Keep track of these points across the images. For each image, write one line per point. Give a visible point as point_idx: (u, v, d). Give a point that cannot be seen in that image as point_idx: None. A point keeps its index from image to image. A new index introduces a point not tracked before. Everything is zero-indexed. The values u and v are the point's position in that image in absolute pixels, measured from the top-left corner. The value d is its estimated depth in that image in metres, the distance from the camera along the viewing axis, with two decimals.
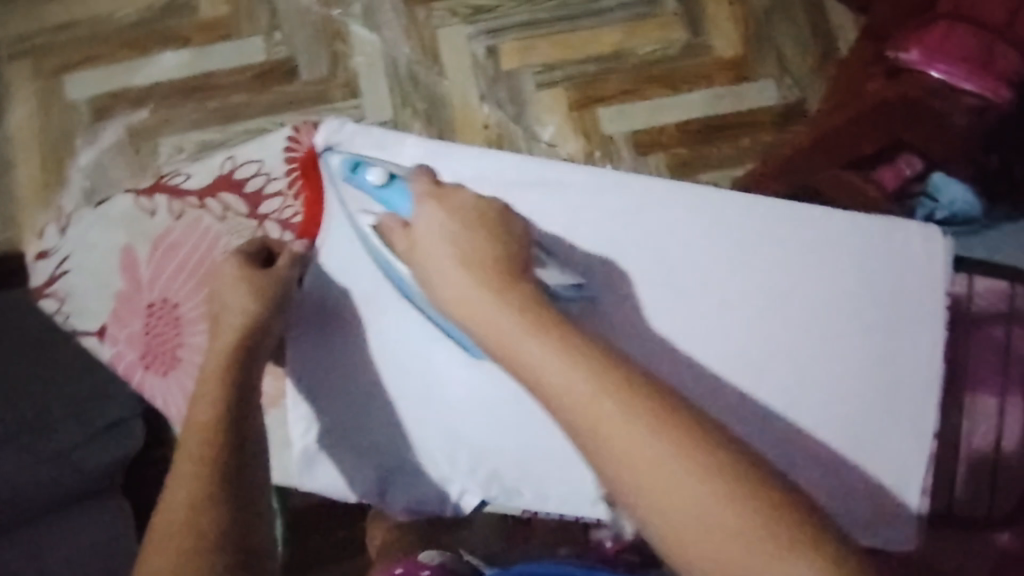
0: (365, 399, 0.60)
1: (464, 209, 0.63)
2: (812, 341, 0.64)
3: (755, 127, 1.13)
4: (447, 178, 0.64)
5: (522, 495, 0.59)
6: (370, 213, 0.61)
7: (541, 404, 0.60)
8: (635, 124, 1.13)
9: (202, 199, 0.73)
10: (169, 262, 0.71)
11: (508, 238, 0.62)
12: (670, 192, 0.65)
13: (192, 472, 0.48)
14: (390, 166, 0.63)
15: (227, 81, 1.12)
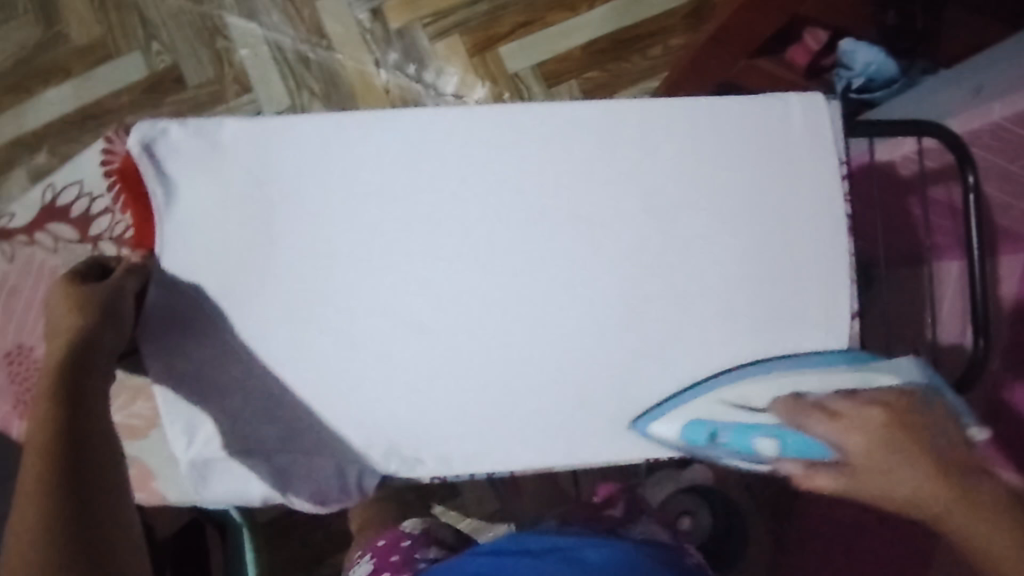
0: (252, 406, 0.56)
1: (309, 186, 0.56)
2: (705, 248, 0.61)
3: (666, 32, 1.09)
4: (286, 154, 0.55)
5: (424, 461, 0.58)
6: (208, 207, 0.55)
7: (433, 368, 0.58)
8: (539, 54, 1.08)
9: (29, 237, 0.62)
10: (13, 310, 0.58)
11: (370, 206, 0.57)
12: (557, 121, 0.59)
13: (31, 478, 0.45)
14: (219, 151, 0.54)
15: (120, 103, 1.04)
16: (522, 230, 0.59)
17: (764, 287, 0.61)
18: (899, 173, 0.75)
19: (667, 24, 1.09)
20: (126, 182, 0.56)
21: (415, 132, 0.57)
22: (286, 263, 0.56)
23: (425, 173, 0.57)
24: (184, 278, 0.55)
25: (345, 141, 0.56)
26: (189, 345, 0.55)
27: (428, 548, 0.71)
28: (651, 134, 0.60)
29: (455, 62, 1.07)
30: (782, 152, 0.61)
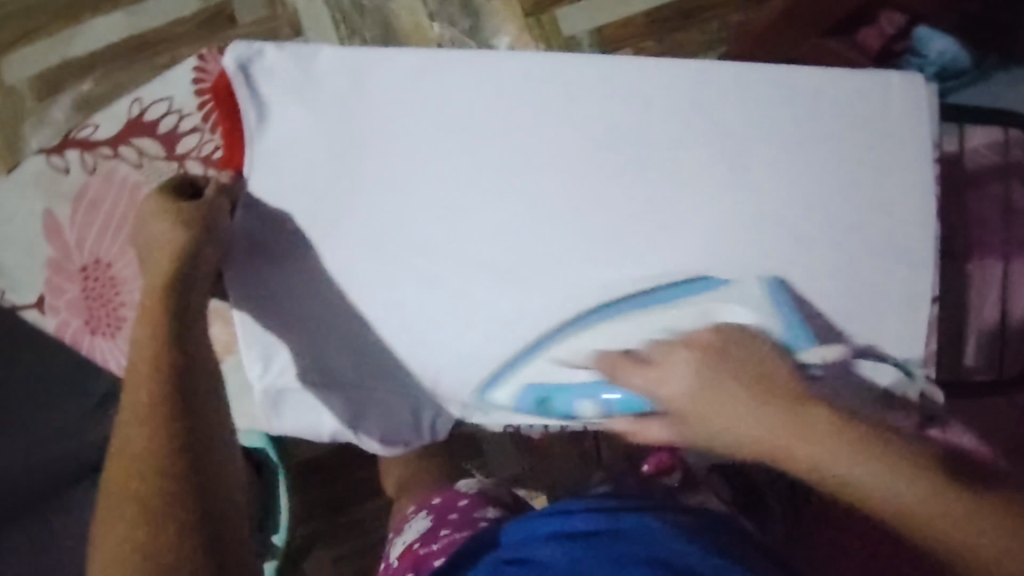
0: (323, 339, 0.59)
1: (398, 124, 0.54)
2: (790, 223, 0.60)
3: (730, 5, 1.06)
4: (378, 88, 0.53)
5: (492, 404, 0.62)
6: (299, 137, 0.54)
7: (507, 317, 0.59)
8: (598, 19, 1.07)
9: (113, 148, 0.59)
10: (93, 223, 0.58)
11: (456, 151, 0.55)
12: (655, 77, 0.56)
13: (147, 457, 0.50)
14: (310, 77, 0.53)
15: (173, 34, 1.02)
16: (608, 189, 0.57)
17: (841, 266, 0.61)
18: (972, 168, 0.72)
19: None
20: (218, 102, 0.54)
21: (506, 77, 0.54)
22: (371, 201, 0.55)
23: (516, 122, 0.55)
24: (269, 203, 0.55)
25: (436, 81, 0.54)
26: (271, 270, 0.57)
27: (487, 507, 0.72)
28: (751, 101, 0.58)
29: (512, 21, 1.05)
30: (881, 131, 0.59)
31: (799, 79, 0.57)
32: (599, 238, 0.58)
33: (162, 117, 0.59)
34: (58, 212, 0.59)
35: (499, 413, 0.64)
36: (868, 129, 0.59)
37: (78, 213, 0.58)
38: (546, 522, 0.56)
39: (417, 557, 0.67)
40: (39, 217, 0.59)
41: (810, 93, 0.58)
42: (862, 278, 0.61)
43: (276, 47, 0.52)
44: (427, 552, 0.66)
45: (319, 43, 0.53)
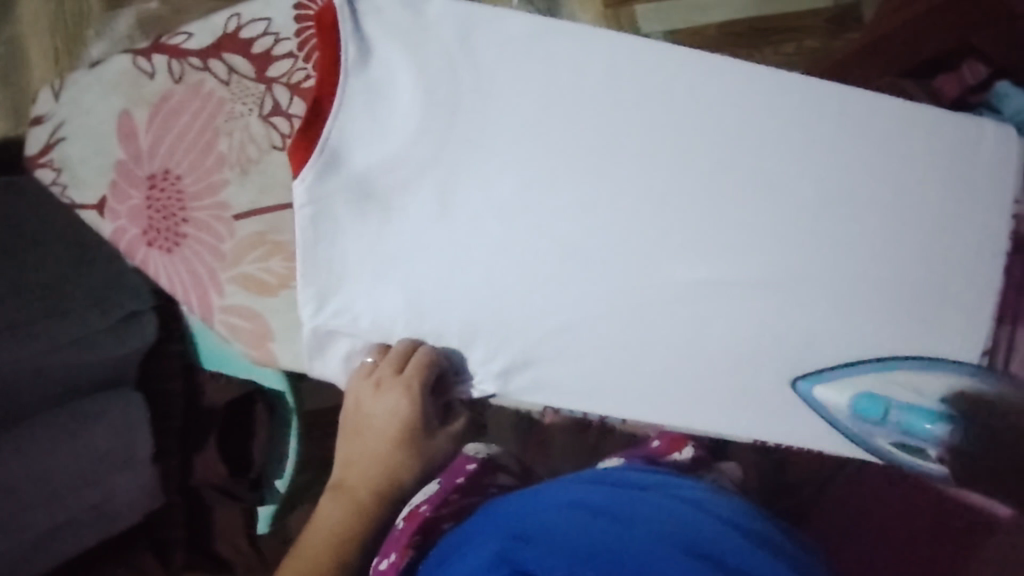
0: (375, 289, 0.55)
1: (494, 85, 0.53)
2: (870, 253, 0.58)
3: (806, 31, 1.05)
4: (482, 43, 0.53)
5: (539, 388, 0.60)
6: (391, 82, 0.53)
7: (567, 302, 0.56)
8: (673, 23, 1.06)
9: (203, 61, 0.55)
10: (170, 135, 0.55)
11: (548, 122, 0.54)
12: (757, 82, 0.55)
13: (344, 514, 0.60)
14: (415, 24, 0.53)
15: None
16: (695, 185, 0.56)
17: (919, 303, 0.59)
18: None
19: (808, 22, 1.05)
20: (316, 32, 0.53)
21: (612, 57, 0.54)
22: (456, 155, 0.54)
23: (615, 96, 0.54)
24: (353, 151, 0.53)
25: (543, 48, 0.53)
26: (346, 222, 0.54)
27: (497, 475, 0.62)
28: (857, 120, 0.56)
29: (589, 11, 1.06)
30: (971, 174, 0.58)
31: (902, 107, 0.56)
32: (675, 237, 0.57)
33: (258, 38, 0.55)
34: (137, 114, 0.55)
35: (545, 398, 0.60)
36: (960, 171, 0.58)
37: (155, 121, 0.55)
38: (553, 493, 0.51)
39: (424, 520, 0.56)
40: (115, 118, 0.55)
41: (909, 123, 0.57)
42: (940, 316, 0.59)
43: None
44: (433, 516, 0.56)
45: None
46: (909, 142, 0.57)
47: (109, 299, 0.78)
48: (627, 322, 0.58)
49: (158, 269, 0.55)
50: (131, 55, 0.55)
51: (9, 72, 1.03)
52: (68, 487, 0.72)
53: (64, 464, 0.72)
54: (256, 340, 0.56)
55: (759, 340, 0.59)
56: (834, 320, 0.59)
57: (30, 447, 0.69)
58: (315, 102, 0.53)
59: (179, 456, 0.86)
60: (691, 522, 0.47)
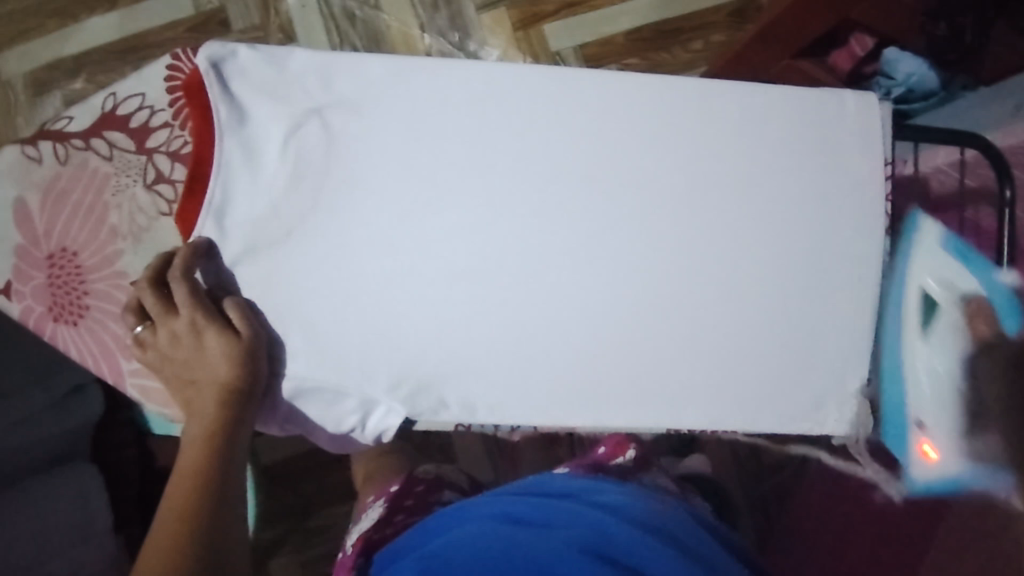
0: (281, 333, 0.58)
1: (362, 127, 0.56)
2: (750, 236, 0.60)
3: (710, 27, 1.09)
4: (347, 89, 0.56)
5: (448, 409, 0.60)
6: (266, 137, 0.56)
7: (464, 317, 0.59)
8: (583, 36, 1.09)
9: (86, 140, 0.58)
10: (64, 216, 0.57)
11: (419, 152, 0.57)
12: (611, 89, 0.58)
13: (182, 516, 0.49)
14: (279, 79, 0.55)
15: (162, 39, 1.05)
16: (569, 194, 0.58)
17: (806, 275, 0.60)
18: (935, 190, 0.74)
19: (710, 18, 1.09)
20: (188, 101, 0.56)
21: (474, 84, 0.57)
22: (332, 196, 0.56)
23: (481, 119, 0.57)
24: (237, 206, 0.56)
25: (405, 86, 0.56)
26: (244, 270, 0.57)
27: (442, 491, 0.74)
28: (717, 113, 0.59)
29: (499, 35, 1.08)
30: (835, 144, 0.60)
31: (756, 93, 0.59)
32: (559, 243, 0.59)
33: (134, 112, 0.57)
34: (30, 200, 0.58)
35: (455, 420, 0.61)
36: (821, 144, 0.60)
37: (47, 202, 0.58)
38: (480, 506, 0.54)
39: (370, 542, 0.65)
40: (9, 206, 0.58)
41: (765, 107, 0.59)
42: (830, 287, 0.61)
43: (251, 47, 0.55)
44: (376, 537, 0.66)
45: (292, 46, 0.56)
46: (770, 123, 0.59)
47: (50, 375, 0.78)
48: (524, 331, 0.59)
49: (66, 343, 0.57)
50: (18, 144, 0.58)
51: None
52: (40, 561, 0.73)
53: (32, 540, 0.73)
54: (168, 399, 0.58)
55: (667, 333, 0.60)
56: (723, 305, 0.60)
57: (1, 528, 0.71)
58: (196, 166, 0.55)
59: (140, 523, 0.87)
60: (593, 521, 0.50)
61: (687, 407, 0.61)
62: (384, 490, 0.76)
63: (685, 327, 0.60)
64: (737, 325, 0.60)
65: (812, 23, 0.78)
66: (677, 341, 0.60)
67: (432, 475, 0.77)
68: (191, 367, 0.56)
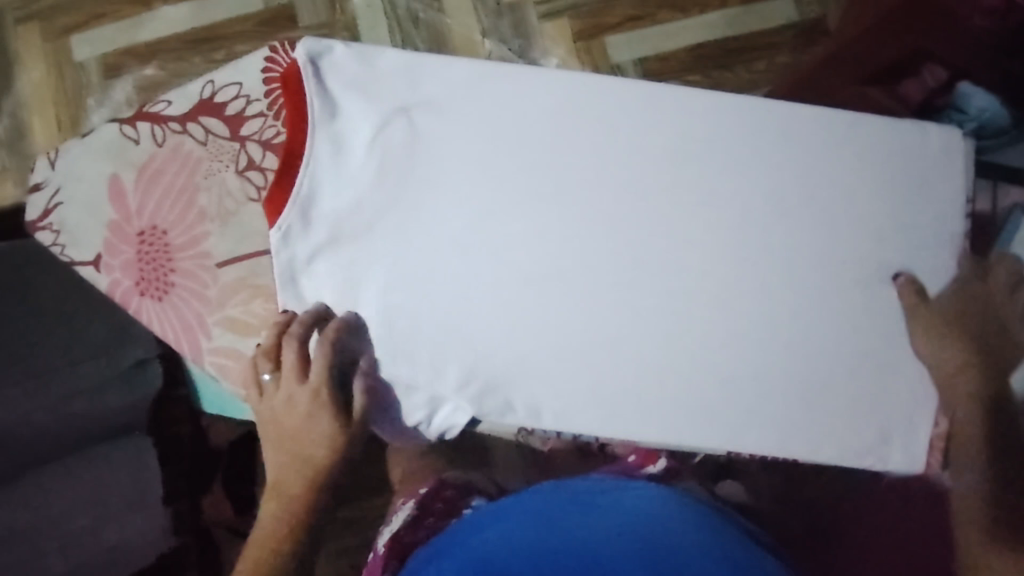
0: (362, 326, 0.59)
1: (445, 128, 0.58)
2: (821, 260, 0.60)
3: (774, 48, 1.10)
4: (434, 91, 0.58)
5: (515, 411, 0.61)
6: (353, 133, 0.58)
7: (533, 320, 0.60)
8: (644, 50, 1.10)
9: (182, 124, 0.60)
10: (156, 194, 0.60)
11: (497, 158, 0.58)
12: (689, 108, 0.59)
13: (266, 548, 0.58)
14: (370, 77, 0.58)
15: (233, 30, 1.08)
16: (640, 206, 0.59)
17: (877, 298, 0.60)
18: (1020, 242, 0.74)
19: (773, 40, 1.10)
20: (286, 92, 0.57)
21: (555, 94, 0.58)
22: (413, 195, 0.58)
23: (561, 129, 0.58)
24: (326, 196, 0.58)
25: (489, 91, 0.58)
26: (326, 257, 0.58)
27: (471, 497, 0.74)
28: (794, 136, 0.59)
29: (561, 45, 1.10)
30: (914, 174, 0.60)
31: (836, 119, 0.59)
32: (627, 254, 0.60)
33: (231, 100, 0.59)
34: (124, 177, 0.60)
35: (521, 422, 0.62)
36: (901, 173, 0.60)
37: (141, 180, 0.60)
38: (526, 504, 0.57)
39: (402, 545, 0.68)
40: (105, 182, 0.60)
41: (843, 133, 0.59)
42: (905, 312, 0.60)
43: (345, 44, 0.57)
44: (408, 541, 0.68)
45: (383, 45, 0.58)
46: (848, 150, 0.59)
47: (118, 348, 0.81)
48: (591, 339, 0.60)
49: (151, 317, 0.59)
50: (117, 124, 0.60)
51: (15, 145, 1.08)
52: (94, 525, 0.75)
53: (87, 501, 0.75)
54: (241, 377, 0.60)
55: (734, 350, 0.60)
56: (792, 327, 0.60)
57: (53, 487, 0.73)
58: (287, 153, 0.57)
59: (188, 499, 0.90)
60: (623, 520, 0.51)
61: (752, 427, 0.61)
62: (414, 492, 0.77)
63: (754, 343, 0.60)
64: (808, 346, 0.60)
65: (884, 50, 0.79)
66: (747, 360, 0.60)
67: (462, 481, 0.77)
68: (283, 419, 0.61)
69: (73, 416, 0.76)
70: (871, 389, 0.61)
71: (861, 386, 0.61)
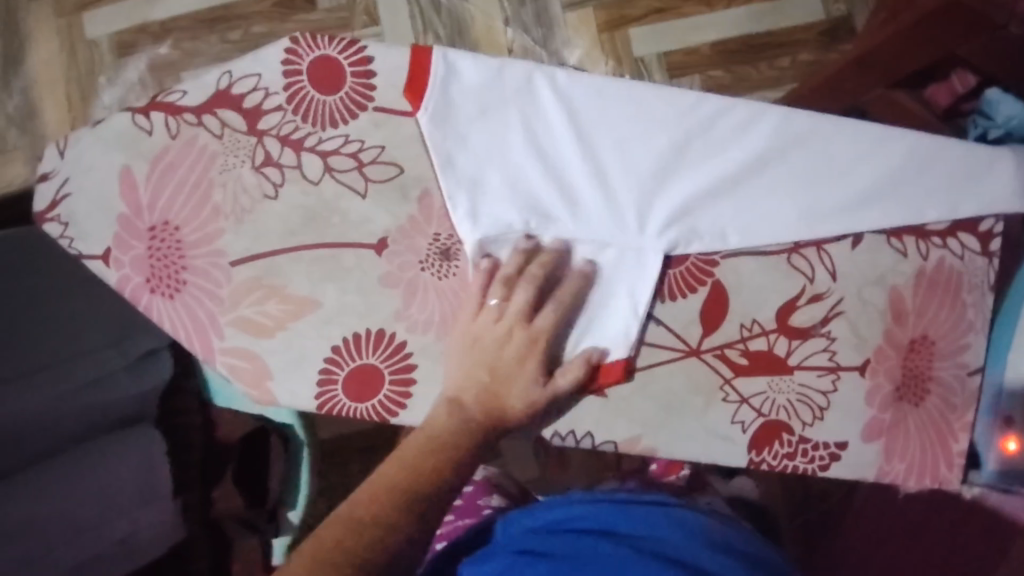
0: (420, 324, 0.56)
1: (540, 131, 0.57)
2: (877, 274, 0.61)
3: (800, 45, 1.07)
4: (528, 95, 0.57)
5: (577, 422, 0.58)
6: (448, 130, 0.56)
7: (620, 325, 0.57)
8: (667, 44, 1.07)
9: (197, 116, 0.57)
10: (168, 189, 0.57)
11: (583, 159, 0.57)
12: (763, 121, 0.59)
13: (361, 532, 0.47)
14: (467, 79, 0.56)
15: (249, 11, 1.05)
16: (750, 183, 0.59)
17: (909, 317, 0.61)
18: None
19: (800, 36, 1.07)
20: (327, 87, 0.56)
21: (636, 104, 0.58)
22: (547, 156, 0.57)
23: (642, 136, 0.58)
24: (464, 155, 0.56)
25: (576, 98, 0.57)
26: (345, 259, 0.57)
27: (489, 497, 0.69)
28: (861, 150, 0.60)
29: (584, 36, 1.06)
30: (974, 189, 0.60)
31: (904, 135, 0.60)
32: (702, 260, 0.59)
33: (249, 93, 0.56)
34: (136, 169, 0.57)
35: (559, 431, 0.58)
36: (962, 188, 0.60)
37: (153, 174, 0.57)
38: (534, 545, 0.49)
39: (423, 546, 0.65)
40: (115, 173, 0.57)
41: (912, 150, 0.60)
42: (930, 331, 0.61)
43: (444, 50, 0.56)
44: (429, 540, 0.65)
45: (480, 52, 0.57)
46: (917, 166, 0.60)
47: (125, 339, 0.78)
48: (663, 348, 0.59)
49: (161, 315, 0.56)
50: (130, 113, 0.57)
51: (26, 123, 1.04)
52: (103, 522, 0.71)
53: (98, 495, 0.70)
54: (254, 381, 0.57)
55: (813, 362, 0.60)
56: (864, 340, 0.60)
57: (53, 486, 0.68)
58: (350, 148, 0.56)
59: (198, 491, 0.86)
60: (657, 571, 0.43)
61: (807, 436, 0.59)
62: None
63: (830, 353, 0.60)
64: (873, 359, 0.60)
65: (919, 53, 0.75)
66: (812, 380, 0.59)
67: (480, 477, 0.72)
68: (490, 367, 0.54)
69: (69, 416, 0.73)
70: (879, 409, 0.60)
71: (871, 404, 0.60)
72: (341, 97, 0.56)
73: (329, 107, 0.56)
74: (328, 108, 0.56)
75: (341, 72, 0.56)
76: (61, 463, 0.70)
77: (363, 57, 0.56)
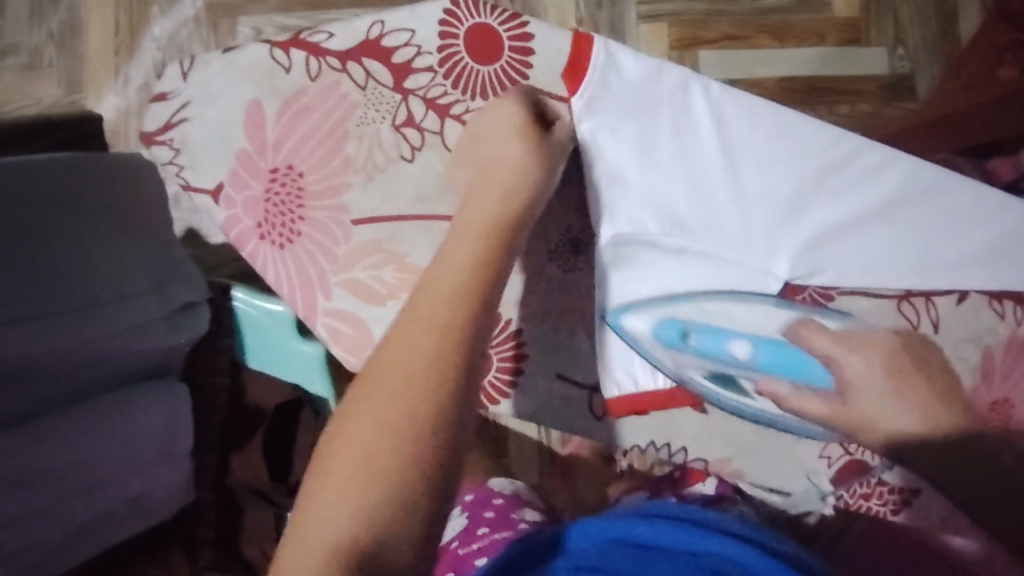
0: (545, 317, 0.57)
1: (687, 147, 0.54)
2: (976, 336, 0.61)
3: (860, 95, 1.03)
4: (680, 106, 0.54)
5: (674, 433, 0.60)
6: (600, 130, 0.55)
7: None
8: (734, 72, 1.02)
9: (342, 62, 0.54)
10: (299, 134, 0.54)
11: (725, 185, 0.55)
12: (918, 174, 0.55)
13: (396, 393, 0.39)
14: (624, 82, 0.54)
15: None
16: (871, 228, 0.56)
17: (996, 379, 0.62)
18: None
19: (862, 87, 1.03)
20: (484, 55, 0.54)
21: (789, 134, 0.54)
22: (689, 174, 0.55)
23: (789, 172, 0.54)
24: (610, 158, 0.55)
25: (729, 118, 0.54)
26: None
27: (523, 509, 0.67)
28: (1014, 221, 0.54)
29: (655, 51, 1.02)
30: None
31: None
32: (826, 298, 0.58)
33: (401, 48, 0.54)
34: (266, 105, 0.54)
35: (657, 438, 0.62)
36: None
37: (285, 115, 0.54)
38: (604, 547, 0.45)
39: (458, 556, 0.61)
40: (242, 107, 0.54)
41: None
42: (1011, 396, 0.62)
43: (606, 45, 0.54)
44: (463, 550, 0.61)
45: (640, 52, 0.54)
46: None
47: (168, 284, 0.67)
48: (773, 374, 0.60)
49: (266, 263, 0.54)
50: (268, 46, 0.54)
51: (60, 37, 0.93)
52: (112, 478, 0.63)
53: (115, 448, 0.63)
54: (353, 346, 0.54)
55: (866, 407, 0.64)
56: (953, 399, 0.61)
57: (75, 429, 0.59)
58: None
59: (215, 453, 0.83)
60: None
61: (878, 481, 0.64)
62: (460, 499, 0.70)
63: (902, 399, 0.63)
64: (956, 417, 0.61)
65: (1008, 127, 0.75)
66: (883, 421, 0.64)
67: (510, 491, 0.70)
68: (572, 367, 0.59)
69: (102, 363, 0.62)
70: None
71: None
72: (497, 69, 0.54)
73: (482, 77, 0.55)
74: (482, 77, 0.55)
75: (498, 43, 0.55)
76: (85, 407, 0.60)
77: (528, 33, 0.55)
